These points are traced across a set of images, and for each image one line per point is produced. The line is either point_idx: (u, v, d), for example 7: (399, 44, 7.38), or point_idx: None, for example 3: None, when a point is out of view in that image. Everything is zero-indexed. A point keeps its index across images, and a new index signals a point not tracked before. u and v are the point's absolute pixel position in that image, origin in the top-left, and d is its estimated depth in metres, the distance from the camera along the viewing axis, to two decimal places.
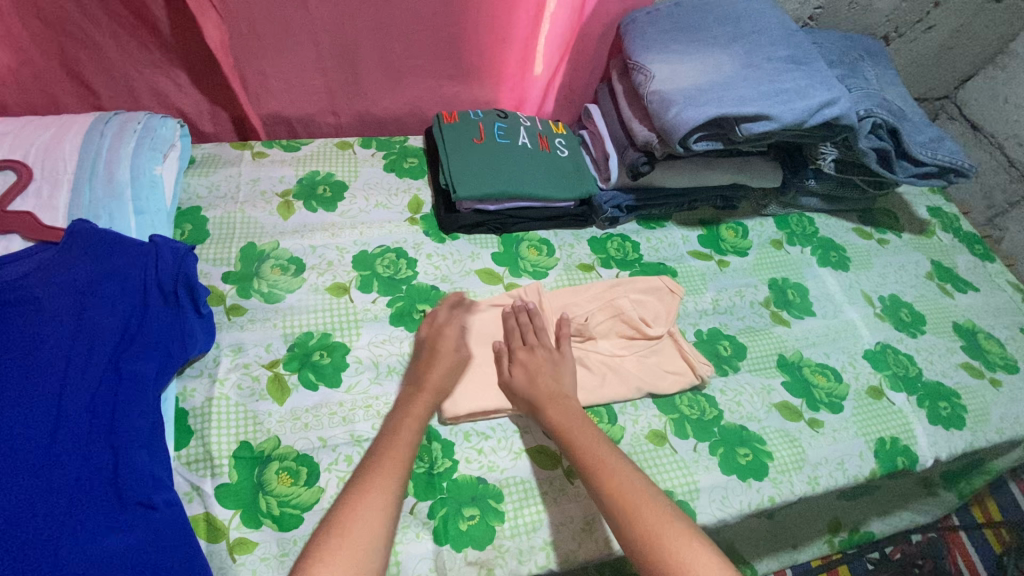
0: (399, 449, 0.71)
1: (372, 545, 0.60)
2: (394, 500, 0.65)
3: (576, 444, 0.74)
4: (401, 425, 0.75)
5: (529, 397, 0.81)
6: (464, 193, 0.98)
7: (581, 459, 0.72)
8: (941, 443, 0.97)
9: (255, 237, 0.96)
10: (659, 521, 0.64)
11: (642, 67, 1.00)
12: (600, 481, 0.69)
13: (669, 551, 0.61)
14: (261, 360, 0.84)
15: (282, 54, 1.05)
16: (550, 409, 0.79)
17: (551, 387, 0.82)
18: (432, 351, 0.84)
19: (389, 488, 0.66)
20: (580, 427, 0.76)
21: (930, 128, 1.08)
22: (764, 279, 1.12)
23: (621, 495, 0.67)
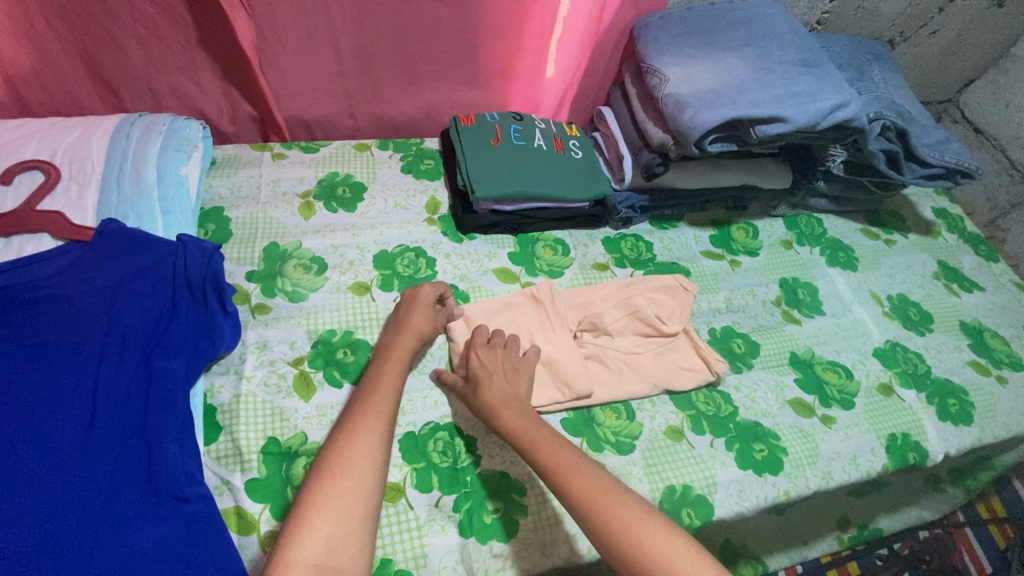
0: (385, 394, 0.74)
1: (364, 488, 0.64)
2: (383, 444, 0.69)
3: (536, 447, 0.73)
4: (387, 373, 0.78)
5: (480, 404, 0.80)
6: (482, 194, 1.00)
7: (542, 457, 0.72)
8: (951, 439, 0.99)
9: (278, 237, 0.97)
10: (628, 515, 0.64)
11: (656, 70, 1.02)
12: (566, 480, 0.68)
13: (637, 540, 0.62)
14: (286, 357, 0.85)
15: (303, 56, 1.07)
16: (505, 413, 0.78)
17: (502, 391, 0.80)
18: (414, 305, 0.88)
19: (379, 433, 0.69)
20: (533, 429, 0.75)
21: (937, 130, 1.11)
22: (775, 279, 1.14)
23: (588, 491, 0.67)
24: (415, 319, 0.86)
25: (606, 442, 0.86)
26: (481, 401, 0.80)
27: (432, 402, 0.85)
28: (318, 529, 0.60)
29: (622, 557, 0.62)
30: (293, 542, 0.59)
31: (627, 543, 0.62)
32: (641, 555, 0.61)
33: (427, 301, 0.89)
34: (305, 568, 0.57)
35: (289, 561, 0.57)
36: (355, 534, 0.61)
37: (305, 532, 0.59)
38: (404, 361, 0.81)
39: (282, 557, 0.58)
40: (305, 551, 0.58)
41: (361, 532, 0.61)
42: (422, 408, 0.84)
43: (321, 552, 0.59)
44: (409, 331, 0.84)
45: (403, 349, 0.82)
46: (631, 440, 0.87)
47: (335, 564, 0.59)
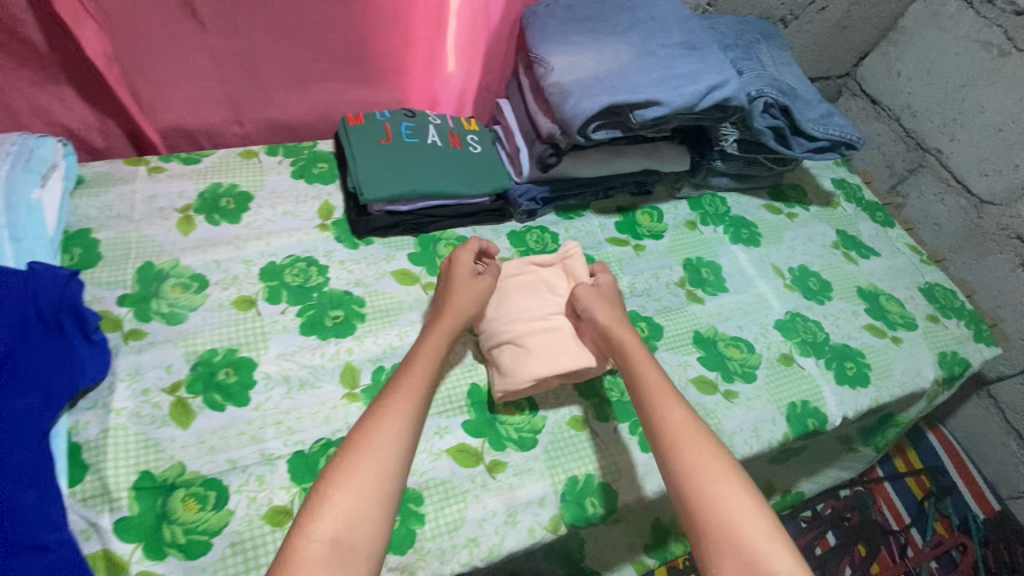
0: (416, 376, 0.74)
1: (386, 471, 0.64)
2: (411, 426, 0.69)
3: (641, 374, 0.78)
4: (420, 353, 0.78)
5: (599, 320, 0.86)
6: (372, 196, 0.97)
7: (647, 385, 0.77)
8: (848, 401, 1.03)
9: (152, 256, 0.92)
10: (710, 461, 0.68)
11: (542, 59, 1.00)
12: (664, 412, 0.73)
13: (711, 483, 0.66)
14: (160, 385, 0.81)
15: (173, 63, 1.00)
16: (625, 343, 0.83)
17: (617, 315, 0.87)
18: (455, 284, 0.88)
19: (405, 415, 0.69)
20: (647, 360, 0.80)
21: (821, 105, 1.14)
22: (680, 259, 1.16)
23: (677, 428, 0.71)
24: (457, 300, 0.86)
25: (508, 440, 0.85)
26: (602, 318, 0.86)
27: (323, 419, 0.82)
28: (339, 503, 0.61)
29: (686, 491, 0.67)
30: (316, 515, 0.60)
31: (700, 482, 0.66)
32: (709, 499, 0.65)
33: (465, 278, 0.89)
34: (322, 543, 0.58)
35: (309, 533, 0.59)
36: (372, 515, 0.61)
37: (325, 508, 0.60)
38: (441, 342, 0.81)
39: (303, 527, 0.59)
40: (326, 525, 0.59)
41: (380, 515, 0.62)
42: (312, 426, 0.81)
43: (339, 528, 0.59)
44: (449, 313, 0.84)
45: (440, 332, 0.82)
46: (533, 435, 0.86)
47: (352, 541, 0.59)
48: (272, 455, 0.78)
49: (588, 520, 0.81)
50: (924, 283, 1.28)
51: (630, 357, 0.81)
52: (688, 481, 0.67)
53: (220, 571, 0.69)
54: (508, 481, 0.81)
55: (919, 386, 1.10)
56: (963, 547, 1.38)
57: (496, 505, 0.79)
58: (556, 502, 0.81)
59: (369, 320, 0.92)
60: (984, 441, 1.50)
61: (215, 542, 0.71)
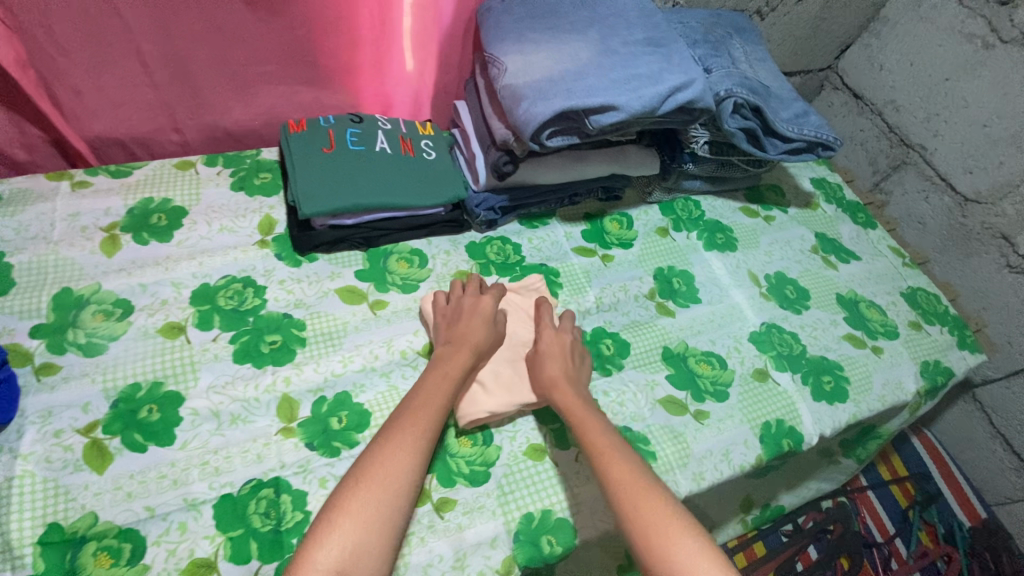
0: (431, 404, 0.73)
1: (396, 503, 0.63)
2: (424, 456, 0.68)
3: (584, 429, 0.77)
4: (433, 382, 0.76)
5: (541, 377, 0.83)
6: (311, 210, 0.90)
7: (590, 442, 0.75)
8: (825, 419, 0.98)
9: (72, 281, 0.84)
10: (655, 512, 0.66)
11: (495, 59, 0.93)
12: (606, 468, 0.72)
13: (660, 537, 0.64)
14: (75, 425, 0.74)
15: (96, 68, 0.92)
16: (562, 397, 0.81)
17: (563, 368, 0.84)
18: (473, 317, 0.85)
19: (418, 445, 0.68)
20: (587, 413, 0.79)
21: (795, 103, 1.08)
22: (650, 270, 1.10)
23: (622, 483, 0.69)
24: (475, 335, 0.83)
25: (459, 475, 0.79)
26: (541, 378, 0.83)
27: (254, 457, 0.75)
28: (345, 535, 0.60)
29: (639, 551, 0.64)
30: (322, 544, 0.59)
31: (650, 538, 0.64)
32: (661, 554, 0.63)
33: (485, 313, 0.86)
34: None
35: (314, 564, 0.58)
36: (378, 548, 0.61)
37: (330, 537, 0.59)
38: (458, 374, 0.78)
39: (306, 556, 0.58)
40: (331, 557, 0.58)
41: (385, 547, 0.61)
42: (241, 466, 0.74)
43: (342, 560, 0.59)
44: (467, 344, 0.81)
45: (458, 366, 0.79)
46: (486, 468, 0.80)
47: (356, 574, 0.59)
48: (196, 500, 0.71)
49: (544, 560, 0.75)
50: (906, 288, 1.23)
51: (573, 414, 0.79)
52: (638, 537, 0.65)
53: None
54: (457, 521, 0.75)
55: (900, 399, 1.05)
56: (948, 558, 1.34)
57: (444, 548, 0.73)
58: (509, 542, 0.75)
59: (310, 346, 0.86)
60: (970, 446, 1.46)
61: None
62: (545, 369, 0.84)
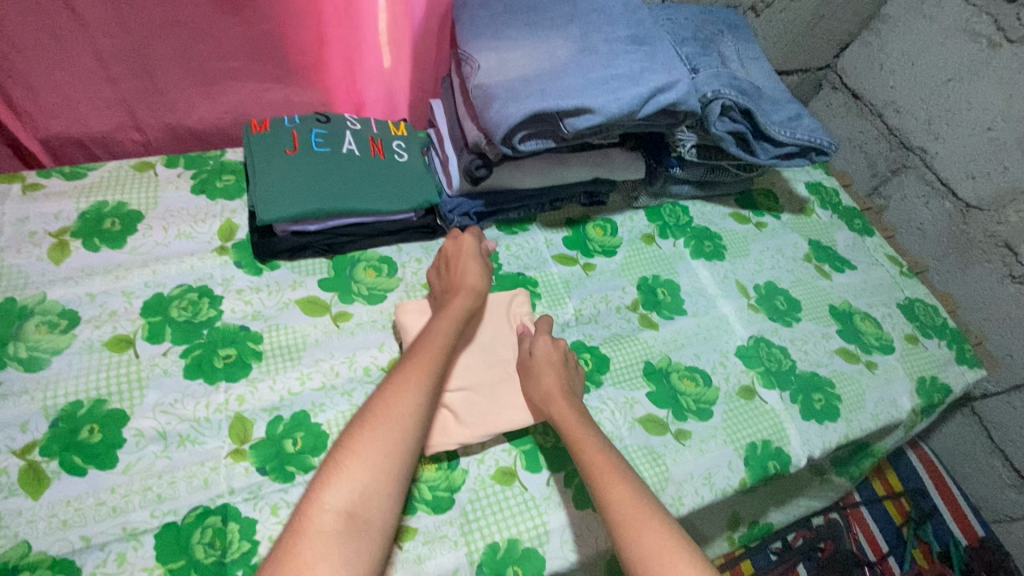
0: (437, 346, 0.71)
1: (403, 444, 0.62)
2: (430, 397, 0.66)
3: (582, 448, 0.72)
4: (438, 328, 0.74)
5: (535, 391, 0.79)
6: (270, 216, 0.85)
7: (589, 460, 0.70)
8: (814, 440, 0.93)
9: (15, 290, 0.80)
10: (659, 542, 0.61)
11: (468, 57, 0.88)
12: (607, 493, 0.66)
13: (663, 570, 0.59)
14: (11, 446, 0.69)
15: (50, 64, 0.87)
16: (558, 410, 0.77)
17: (557, 380, 0.80)
18: (465, 259, 0.86)
19: (423, 387, 0.66)
20: (584, 429, 0.74)
21: (789, 105, 1.02)
22: (634, 279, 1.05)
23: (622, 509, 0.64)
24: (471, 278, 0.83)
25: (421, 501, 0.74)
26: (539, 394, 0.79)
27: (200, 482, 0.70)
28: (352, 475, 0.58)
29: None
30: (327, 487, 0.57)
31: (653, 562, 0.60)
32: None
33: (473, 252, 0.87)
34: (331, 518, 0.55)
35: (320, 506, 0.56)
36: (386, 489, 0.59)
37: (338, 476, 0.58)
38: (459, 317, 0.78)
39: (312, 500, 0.57)
40: (337, 498, 0.57)
41: (393, 488, 0.59)
42: (186, 491, 0.70)
43: (349, 502, 0.57)
44: (464, 286, 0.82)
45: (458, 308, 0.79)
46: (450, 494, 0.75)
47: (365, 513, 0.57)
48: (136, 529, 0.66)
49: None
50: (902, 299, 1.18)
51: (571, 434, 0.74)
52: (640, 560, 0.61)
53: None
54: (416, 551, 0.70)
55: (894, 418, 1.00)
56: None
57: None
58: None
59: (267, 360, 0.81)
60: (967, 461, 1.41)
61: None
62: (541, 380, 0.80)
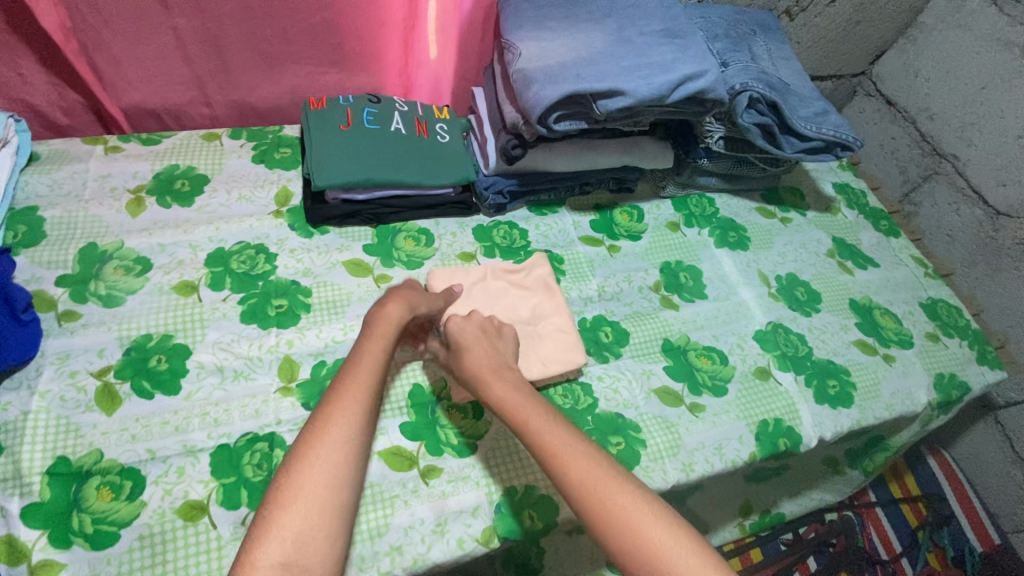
0: (363, 380, 0.68)
1: (337, 480, 0.60)
2: (358, 432, 0.64)
3: (532, 430, 0.70)
4: (365, 352, 0.71)
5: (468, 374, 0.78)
6: (323, 182, 0.93)
7: (541, 442, 0.69)
8: (827, 423, 0.95)
9: (98, 236, 0.90)
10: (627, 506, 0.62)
11: (511, 45, 0.94)
12: (569, 473, 0.66)
13: (635, 535, 0.60)
14: (90, 368, 0.78)
15: (134, 40, 0.96)
16: (492, 384, 0.76)
17: (487, 359, 0.79)
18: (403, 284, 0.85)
19: (350, 421, 0.64)
20: (531, 409, 0.73)
21: (817, 102, 1.06)
22: (657, 262, 1.09)
23: (585, 481, 0.65)
24: (407, 294, 0.83)
25: (447, 445, 0.80)
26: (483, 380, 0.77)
27: (252, 412, 0.78)
28: (285, 527, 0.56)
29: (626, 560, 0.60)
30: (260, 542, 0.55)
31: (630, 539, 0.60)
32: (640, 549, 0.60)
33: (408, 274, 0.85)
34: (271, 569, 0.54)
35: (255, 561, 0.54)
36: (323, 534, 0.57)
37: (270, 531, 0.56)
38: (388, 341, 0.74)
39: (248, 558, 0.55)
40: (272, 551, 0.55)
41: (333, 529, 0.58)
42: (239, 418, 0.77)
43: (287, 551, 0.55)
44: (396, 304, 0.79)
45: (387, 330, 0.75)
46: (474, 440, 0.81)
47: (304, 561, 0.55)
48: (194, 446, 0.74)
49: (524, 533, 0.76)
50: (926, 298, 1.19)
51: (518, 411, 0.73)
52: (620, 539, 0.61)
53: (125, 565, 0.66)
54: (441, 488, 0.77)
55: (910, 410, 1.02)
56: None
57: (426, 513, 0.75)
58: (490, 513, 0.76)
59: (314, 312, 0.89)
60: (989, 470, 1.40)
61: (123, 534, 0.67)
62: (470, 362, 0.79)
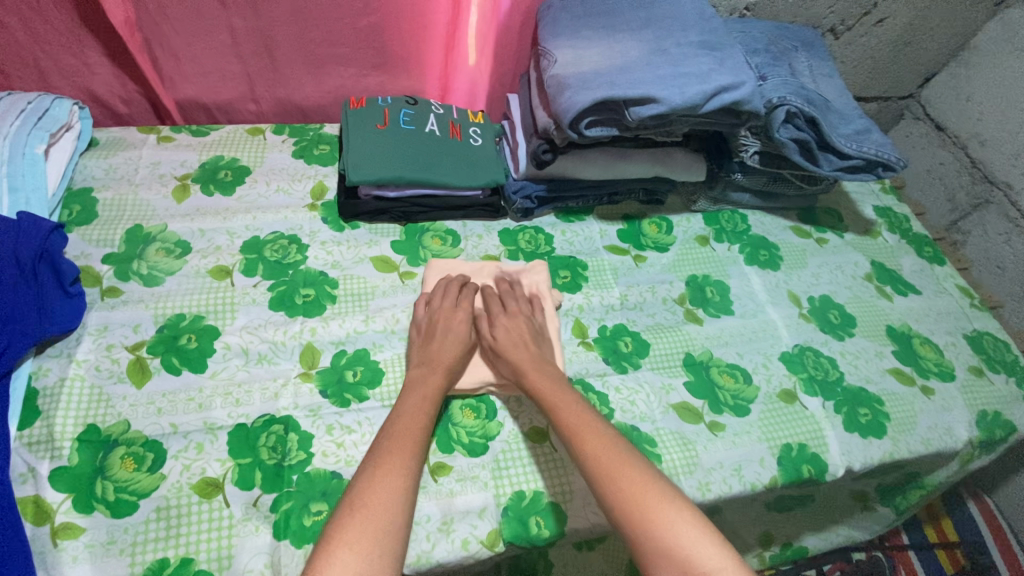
0: (412, 433, 0.70)
1: (389, 523, 0.60)
2: (408, 484, 0.65)
3: (580, 441, 0.71)
4: (409, 409, 0.74)
5: (508, 361, 0.82)
6: (357, 178, 0.96)
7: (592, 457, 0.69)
8: (856, 452, 0.91)
9: (143, 219, 0.94)
10: (640, 490, 0.65)
11: (547, 52, 0.96)
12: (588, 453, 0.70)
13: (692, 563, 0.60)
14: (125, 342, 0.81)
15: (192, 37, 1.01)
16: (533, 377, 0.80)
17: (529, 354, 0.83)
18: (445, 336, 0.84)
19: (403, 471, 0.65)
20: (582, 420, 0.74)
21: (859, 119, 1.03)
22: (683, 276, 1.07)
23: (604, 467, 0.68)
24: (449, 355, 0.82)
25: (458, 443, 0.80)
26: (508, 367, 0.82)
27: (271, 394, 0.80)
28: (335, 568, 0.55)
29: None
30: None
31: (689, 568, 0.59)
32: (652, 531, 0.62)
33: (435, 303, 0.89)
34: None
35: None
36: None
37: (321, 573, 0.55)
38: (431, 399, 0.76)
39: None
40: None
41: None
42: (259, 400, 0.79)
43: None
44: (439, 361, 0.81)
45: (434, 385, 0.78)
46: (485, 441, 0.81)
47: None
48: (214, 424, 0.76)
49: (530, 540, 0.75)
50: (970, 330, 1.13)
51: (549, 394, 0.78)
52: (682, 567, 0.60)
53: (140, 535, 0.67)
54: (449, 486, 0.76)
55: (948, 446, 0.96)
56: None
57: (432, 510, 0.74)
58: (497, 515, 0.75)
59: (339, 303, 0.91)
60: None
61: (142, 504, 0.69)
62: (516, 350, 0.83)
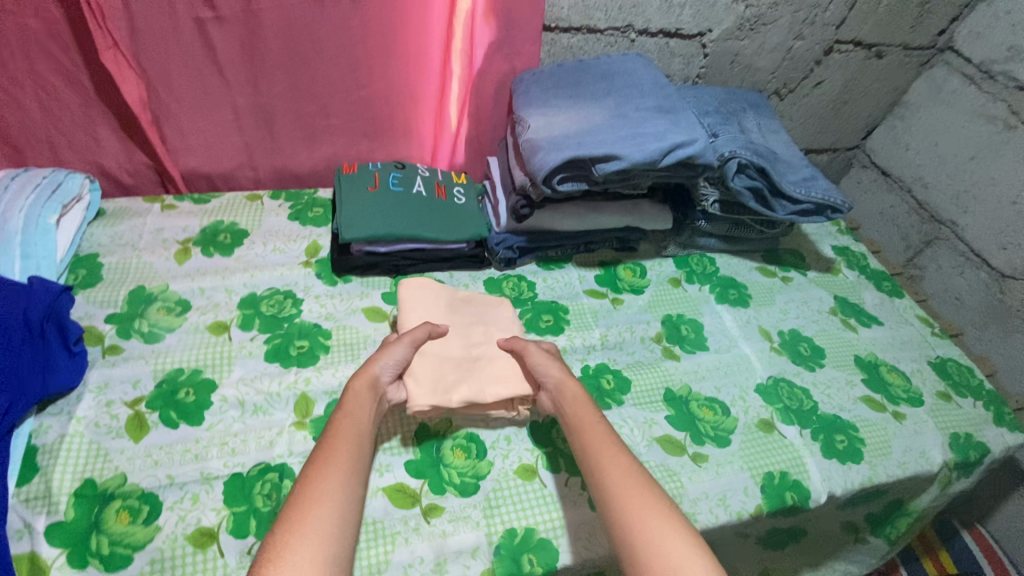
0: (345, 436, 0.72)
1: (328, 520, 0.62)
2: (345, 484, 0.67)
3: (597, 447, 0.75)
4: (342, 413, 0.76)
5: (549, 374, 0.86)
6: (349, 236, 1.03)
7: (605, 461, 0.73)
8: (836, 478, 0.94)
9: (146, 280, 1.00)
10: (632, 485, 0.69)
11: (521, 119, 1.07)
12: (599, 454, 0.74)
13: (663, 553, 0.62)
14: (124, 398, 0.84)
15: (197, 114, 1.11)
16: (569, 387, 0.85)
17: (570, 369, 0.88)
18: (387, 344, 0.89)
19: (336, 472, 0.67)
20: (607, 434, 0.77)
21: (805, 168, 1.14)
22: (659, 315, 1.14)
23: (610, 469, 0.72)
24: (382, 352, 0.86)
25: (450, 484, 0.82)
26: (549, 373, 0.86)
27: (266, 443, 0.83)
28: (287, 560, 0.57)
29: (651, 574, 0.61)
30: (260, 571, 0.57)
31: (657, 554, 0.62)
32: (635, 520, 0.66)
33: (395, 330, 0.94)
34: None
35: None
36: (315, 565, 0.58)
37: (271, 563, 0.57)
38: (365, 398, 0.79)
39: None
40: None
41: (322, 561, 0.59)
42: (254, 449, 0.82)
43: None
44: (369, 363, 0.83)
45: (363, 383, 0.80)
46: (476, 481, 0.83)
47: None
48: (211, 474, 0.78)
49: None
50: (934, 357, 1.19)
51: (565, 411, 0.82)
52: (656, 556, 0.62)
53: None
54: (442, 526, 0.78)
55: (924, 469, 0.99)
56: None
57: (426, 551, 0.76)
58: (490, 555, 0.77)
59: (333, 352, 0.95)
60: None
61: (137, 556, 0.70)
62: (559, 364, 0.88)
